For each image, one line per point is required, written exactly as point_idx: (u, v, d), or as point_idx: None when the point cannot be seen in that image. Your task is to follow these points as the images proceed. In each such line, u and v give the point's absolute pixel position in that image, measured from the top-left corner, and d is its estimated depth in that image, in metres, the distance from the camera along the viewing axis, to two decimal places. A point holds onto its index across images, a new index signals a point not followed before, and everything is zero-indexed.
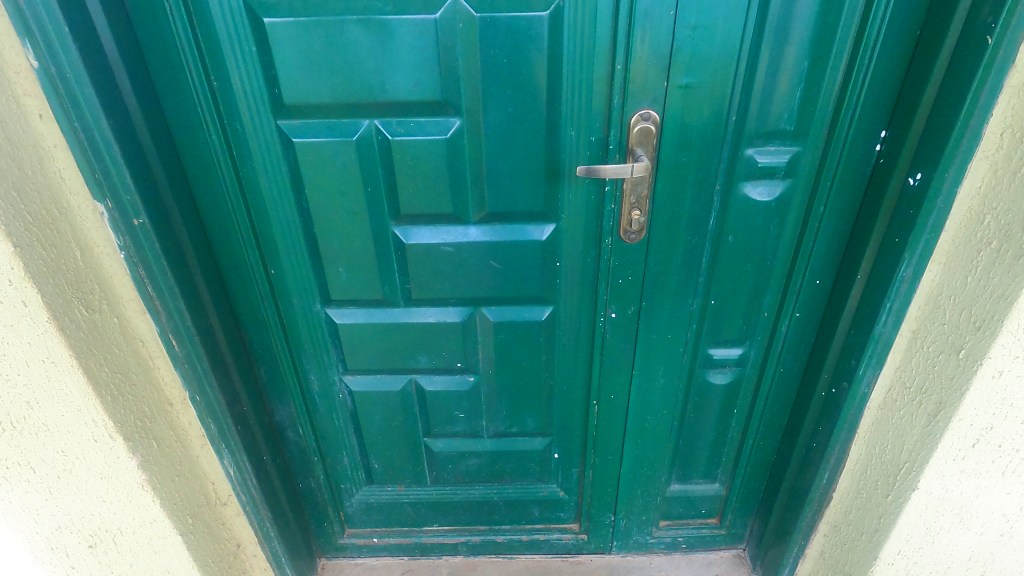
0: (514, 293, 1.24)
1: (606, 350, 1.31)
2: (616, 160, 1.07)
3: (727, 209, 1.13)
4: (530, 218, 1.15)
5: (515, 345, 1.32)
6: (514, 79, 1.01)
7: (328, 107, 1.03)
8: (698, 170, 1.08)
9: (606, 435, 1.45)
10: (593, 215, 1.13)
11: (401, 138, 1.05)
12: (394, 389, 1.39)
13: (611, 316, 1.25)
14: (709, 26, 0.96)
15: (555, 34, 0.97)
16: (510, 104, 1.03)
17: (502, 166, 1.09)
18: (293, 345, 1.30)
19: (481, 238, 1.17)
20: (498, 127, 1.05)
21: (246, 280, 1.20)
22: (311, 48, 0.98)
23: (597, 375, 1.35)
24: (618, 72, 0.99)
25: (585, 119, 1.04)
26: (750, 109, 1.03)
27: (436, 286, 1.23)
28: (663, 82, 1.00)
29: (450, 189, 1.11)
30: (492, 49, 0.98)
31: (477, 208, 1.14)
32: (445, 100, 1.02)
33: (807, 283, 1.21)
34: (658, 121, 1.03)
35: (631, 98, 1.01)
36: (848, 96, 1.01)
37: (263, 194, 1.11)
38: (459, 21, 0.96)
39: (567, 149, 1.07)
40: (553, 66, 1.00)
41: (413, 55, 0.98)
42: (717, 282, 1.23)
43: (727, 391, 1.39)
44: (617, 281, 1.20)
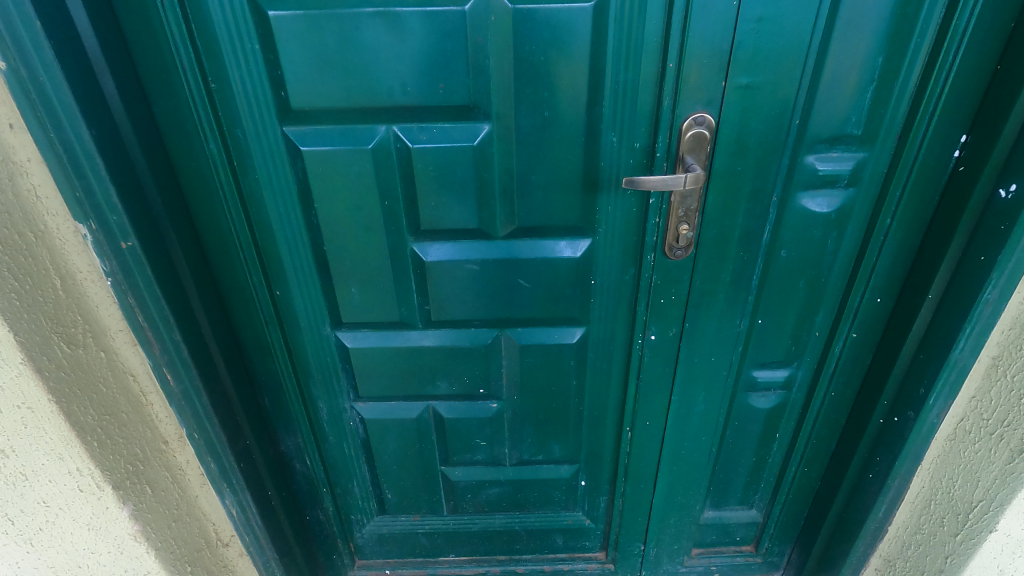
0: (544, 313, 1.13)
1: (642, 375, 1.20)
2: (664, 169, 0.95)
3: (783, 221, 1.02)
4: (564, 232, 1.04)
5: (543, 369, 1.21)
6: (551, 80, 0.89)
7: (341, 112, 0.91)
8: (754, 178, 0.97)
9: (639, 462, 1.34)
10: (634, 229, 1.02)
11: (423, 145, 0.94)
12: (410, 417, 1.28)
13: (650, 339, 1.14)
14: (775, 18, 0.85)
15: (598, 28, 0.86)
16: (546, 107, 0.92)
17: (534, 176, 0.98)
18: (301, 372, 1.19)
19: (509, 256, 1.06)
20: (531, 133, 0.94)
21: (249, 303, 1.09)
22: (323, 45, 0.86)
23: (631, 401, 1.24)
24: (669, 71, 0.88)
25: (629, 124, 0.92)
26: (815, 111, 0.92)
27: (459, 307, 1.12)
28: (721, 80, 0.89)
29: (477, 202, 1.00)
30: (528, 46, 0.86)
31: (506, 222, 1.02)
32: (473, 103, 0.91)
33: (868, 302, 1.10)
34: (712, 125, 0.91)
35: (683, 100, 0.90)
36: (927, 96, 0.90)
37: (267, 209, 0.99)
38: (491, 14, 0.84)
39: (608, 157, 0.96)
40: (595, 64, 0.88)
41: (438, 52, 0.86)
42: (766, 299, 1.12)
43: (770, 414, 1.29)
44: (658, 301, 1.09)
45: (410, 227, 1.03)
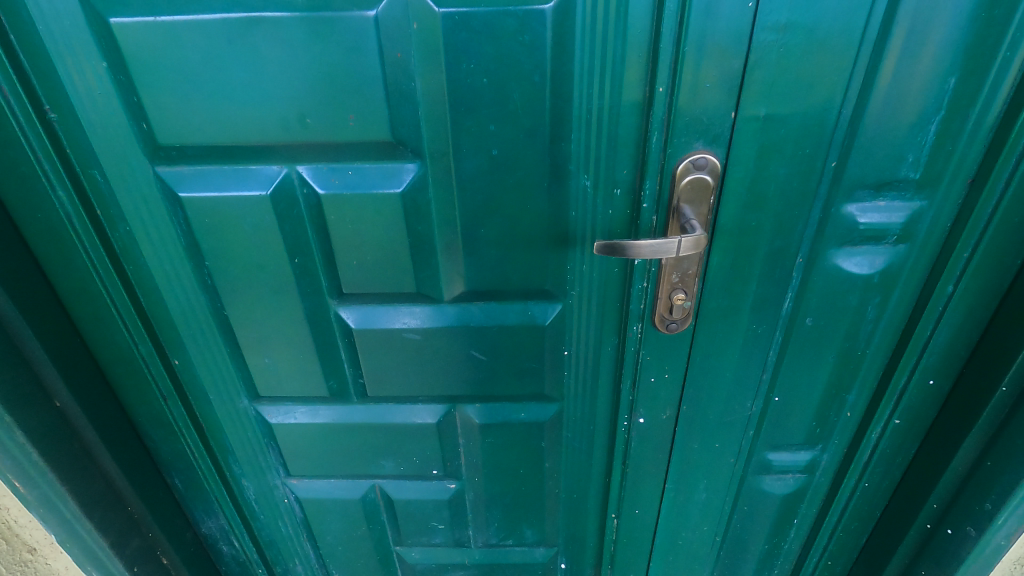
0: (506, 388, 0.91)
1: (629, 460, 0.98)
2: (653, 223, 0.72)
3: (809, 286, 0.79)
4: (527, 296, 0.81)
5: (508, 449, 0.99)
6: (500, 109, 0.67)
7: (226, 150, 0.69)
8: (774, 236, 0.73)
9: (628, 551, 1.12)
10: (615, 294, 0.80)
11: (336, 192, 0.72)
12: (353, 498, 1.07)
13: (638, 422, 0.92)
14: (809, 25, 0.60)
15: (560, 39, 0.63)
16: (495, 143, 0.69)
17: (485, 229, 0.75)
18: (218, 449, 0.99)
19: (458, 323, 0.84)
20: (477, 176, 0.72)
21: (140, 377, 0.88)
22: (188, 63, 0.64)
23: (617, 487, 1.02)
24: (658, 98, 0.65)
25: (606, 165, 0.70)
26: (858, 149, 0.68)
27: (400, 381, 0.90)
28: (730, 111, 0.65)
29: (413, 261, 0.78)
30: (464, 64, 0.65)
31: (453, 284, 0.81)
32: (398, 139, 0.69)
33: (917, 384, 0.87)
34: (718, 169, 0.68)
35: (678, 135, 0.66)
36: (1015, 131, 0.66)
37: (149, 266, 0.78)
38: (413, 21, 0.62)
39: (578, 206, 0.73)
40: (557, 88, 0.66)
41: (343, 71, 0.65)
42: (784, 376, 0.89)
43: (786, 501, 1.06)
44: (648, 379, 0.87)
45: (332, 287, 0.82)
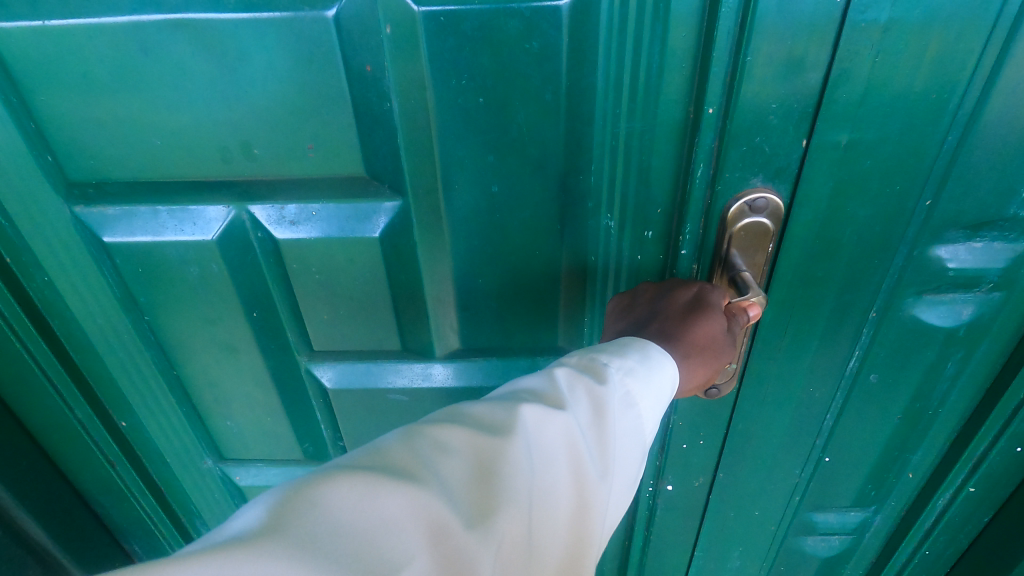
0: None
1: (652, 527, 0.84)
2: (693, 272, 0.58)
3: (877, 340, 0.65)
4: (532, 353, 0.68)
5: None
6: (499, 136, 0.54)
7: (155, 186, 0.58)
8: (843, 288, 0.59)
9: None
10: None
11: (297, 237, 0.59)
12: None
13: (665, 489, 0.79)
14: (909, 28, 0.44)
15: (577, 47, 0.50)
16: (494, 178, 0.56)
17: (483, 279, 0.62)
18: (183, 510, 0.87)
19: (452, 384, 0.70)
20: (471, 217, 0.58)
21: (78, 443, 0.75)
22: (96, 82, 0.52)
23: (637, 554, 0.89)
24: (707, 123, 0.50)
25: (635, 202, 0.56)
26: (959, 182, 0.52)
27: None
28: (801, 140, 0.50)
29: (397, 315, 0.65)
30: (453, 80, 0.51)
31: (449, 338, 0.67)
32: (373, 173, 0.56)
33: (1000, 452, 0.73)
34: (781, 211, 0.53)
35: (729, 170, 0.51)
36: None
37: (79, 318, 0.66)
38: (385, 22, 0.49)
39: (598, 250, 0.60)
40: (570, 108, 0.53)
41: (291, 90, 0.52)
42: (838, 439, 0.75)
43: (830, 563, 0.93)
44: (680, 446, 0.74)
45: (302, 342, 0.68)
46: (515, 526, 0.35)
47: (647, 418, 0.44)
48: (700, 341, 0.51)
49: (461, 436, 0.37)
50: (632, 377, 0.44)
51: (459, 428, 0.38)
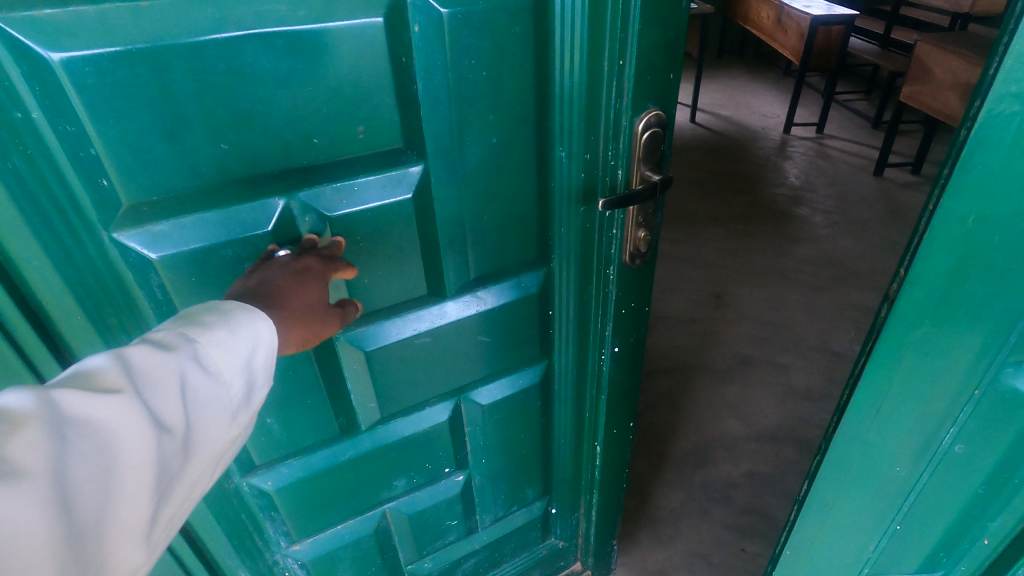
0: (503, 352, 1.23)
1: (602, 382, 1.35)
2: (619, 173, 1.05)
3: (979, 407, 0.69)
4: (517, 270, 1.14)
5: (511, 411, 1.34)
6: (496, 100, 0.93)
7: (265, 174, 0.82)
8: (950, 347, 0.68)
9: (606, 458, 1.49)
10: (584, 246, 1.13)
11: (343, 211, 0.89)
12: (381, 485, 1.28)
13: (614, 350, 1.29)
14: None
15: (540, 26, 0.91)
16: (494, 132, 0.96)
17: (486, 216, 1.03)
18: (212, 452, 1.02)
19: (460, 310, 1.11)
20: (480, 163, 0.97)
21: None
22: (234, 95, 0.75)
23: (592, 410, 1.40)
24: (619, 70, 0.94)
25: (574, 134, 1.00)
26: None
27: (422, 372, 1.15)
28: (668, 72, 0.97)
29: (425, 267, 1.03)
30: (465, 59, 0.87)
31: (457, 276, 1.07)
32: (405, 143, 0.90)
33: None
34: (663, 120, 1.00)
35: (636, 101, 0.97)
36: None
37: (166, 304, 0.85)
38: (413, 23, 0.80)
39: (560, 174, 1.04)
40: (533, 62, 0.93)
41: (369, 102, 0.84)
42: (918, 496, 0.78)
43: None
44: (620, 311, 1.23)
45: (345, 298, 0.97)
46: (143, 474, 0.52)
47: (217, 384, 0.60)
48: (251, 283, 0.73)
49: (76, 389, 0.50)
50: (214, 349, 0.60)
51: (84, 390, 0.50)
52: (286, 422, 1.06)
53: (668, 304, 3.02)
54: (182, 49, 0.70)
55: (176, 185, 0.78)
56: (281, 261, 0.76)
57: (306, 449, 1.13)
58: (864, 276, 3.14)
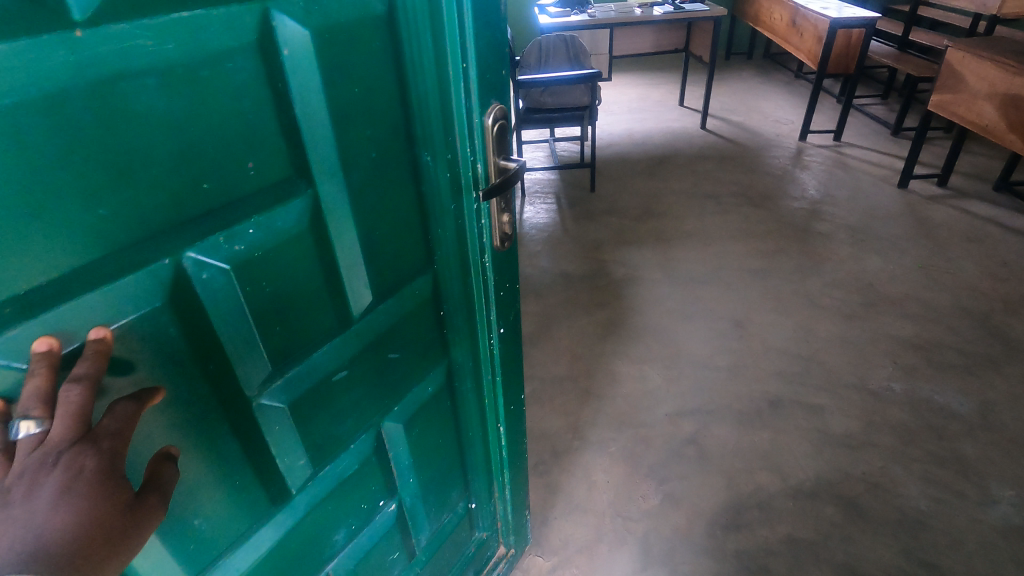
0: (410, 367, 1.15)
1: (500, 366, 1.34)
2: (479, 172, 1.03)
3: None
4: (415, 279, 1.08)
5: (426, 423, 1.27)
6: (370, 113, 0.86)
7: (153, 236, 0.65)
8: None
9: (512, 435, 1.50)
10: (463, 243, 1.11)
11: (240, 256, 0.74)
12: (322, 546, 1.11)
13: (501, 332, 1.28)
14: None
15: (394, 31, 0.84)
16: (374, 147, 0.88)
17: (378, 233, 0.95)
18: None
19: (368, 333, 1.01)
20: (366, 180, 0.89)
21: None
22: (107, 146, 0.58)
23: (490, 394, 1.39)
24: (465, 71, 0.92)
25: (431, 138, 0.97)
26: None
27: (346, 412, 1.02)
28: (501, 64, 0.98)
29: (330, 299, 0.91)
30: (337, 75, 0.78)
31: (363, 297, 0.96)
32: (297, 170, 0.78)
33: None
34: (503, 111, 1.01)
35: (483, 96, 0.97)
36: None
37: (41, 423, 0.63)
38: (283, 46, 0.70)
39: (430, 178, 1.00)
40: (392, 66, 0.87)
41: (254, 129, 0.71)
42: None
43: None
44: (500, 295, 1.22)
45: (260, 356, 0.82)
46: None
47: None
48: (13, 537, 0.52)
49: None
50: None
51: None
52: (217, 517, 0.87)
53: (685, 335, 2.81)
54: (30, 101, 0.52)
55: (40, 277, 0.58)
56: (44, 472, 0.56)
57: (241, 540, 0.93)
58: (895, 302, 2.94)
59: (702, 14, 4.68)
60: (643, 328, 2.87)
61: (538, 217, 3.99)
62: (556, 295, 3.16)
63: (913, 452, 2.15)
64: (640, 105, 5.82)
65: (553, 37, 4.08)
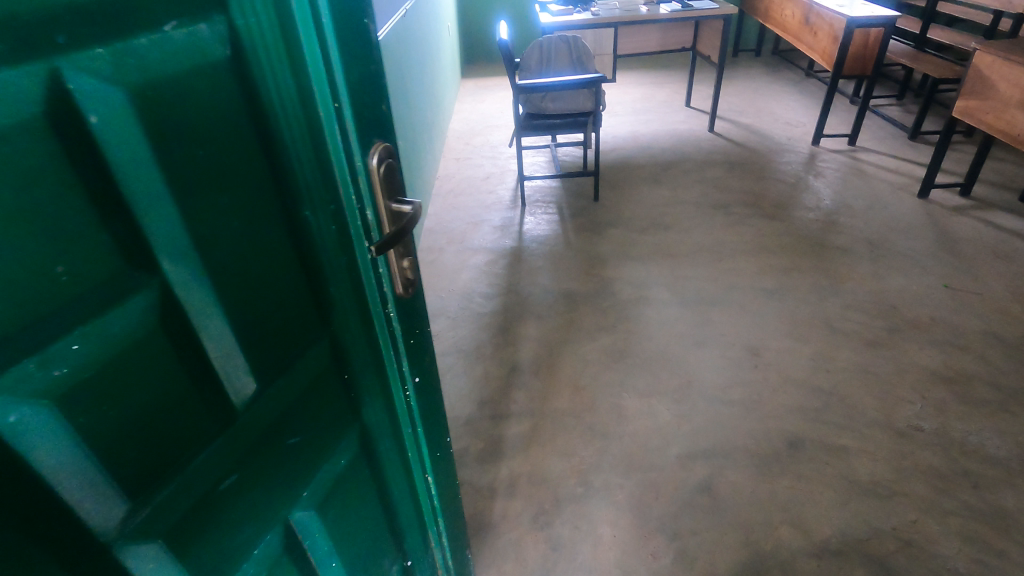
0: (315, 448, 0.96)
1: (419, 415, 1.19)
2: (370, 217, 0.87)
3: None
4: (310, 351, 0.89)
5: (344, 501, 1.08)
6: (225, 174, 0.68)
7: None
8: None
9: (441, 477, 1.36)
10: (362, 302, 0.94)
11: (61, 387, 0.55)
12: None
13: (415, 382, 1.13)
14: None
15: (243, 74, 0.67)
16: (235, 212, 0.71)
17: (253, 309, 0.77)
18: None
19: (257, 425, 0.82)
20: (229, 254, 0.71)
21: None
22: None
23: (412, 446, 1.23)
24: (338, 111, 0.77)
25: (307, 191, 0.79)
26: None
27: (238, 521, 0.83)
28: (378, 98, 0.84)
29: (203, 404, 0.72)
30: (172, 139, 0.61)
31: (246, 387, 0.79)
32: (135, 262, 0.60)
33: None
34: (388, 149, 0.87)
35: (363, 135, 0.82)
36: None
37: None
38: (89, 113, 0.52)
39: (313, 236, 0.83)
40: (244, 112, 0.69)
41: (62, 223, 0.53)
42: None
43: None
44: (410, 343, 1.07)
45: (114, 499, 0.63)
46: None
47: None
48: None
49: None
50: None
51: None
52: None
53: (695, 364, 2.62)
54: None
55: None
56: None
57: None
58: (920, 327, 2.74)
59: (710, 13, 4.45)
60: (650, 355, 2.68)
61: (538, 229, 3.79)
62: (557, 317, 2.97)
63: (948, 504, 1.97)
64: (645, 105, 5.61)
65: (553, 38, 3.86)
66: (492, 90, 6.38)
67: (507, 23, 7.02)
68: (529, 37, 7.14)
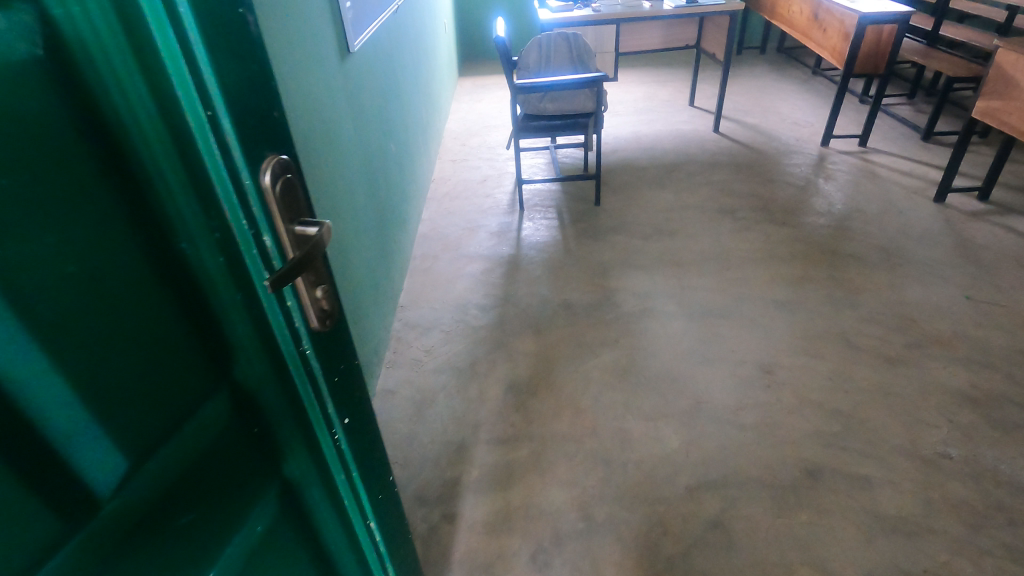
0: (217, 520, 0.78)
1: (353, 458, 1.02)
2: (267, 244, 0.73)
3: None
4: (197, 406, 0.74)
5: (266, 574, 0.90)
6: (60, 210, 0.55)
7: None
8: None
9: (388, 519, 1.21)
10: (268, 344, 0.80)
11: None
12: None
13: (345, 423, 0.97)
14: None
15: (74, 81, 0.55)
16: (73, 256, 0.56)
17: (111, 371, 0.62)
18: None
19: (121, 502, 0.65)
20: (71, 308, 0.57)
21: None
22: None
23: (350, 493, 1.04)
24: (213, 123, 0.63)
25: (181, 219, 0.66)
26: None
27: None
28: (272, 106, 0.71)
29: (47, 497, 0.58)
30: None
31: (115, 466, 0.64)
32: None
33: None
34: (285, 162, 0.73)
35: (252, 151, 0.69)
36: None
37: None
38: None
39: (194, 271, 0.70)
40: (74, 124, 0.55)
41: None
42: None
43: None
44: (334, 381, 0.92)
45: None
46: None
47: None
48: None
49: None
50: None
51: None
52: None
53: (703, 383, 2.46)
54: None
55: None
56: None
57: None
58: (943, 343, 2.58)
59: (716, 10, 4.28)
60: (656, 373, 2.52)
61: (537, 235, 3.62)
62: (557, 331, 2.81)
63: (981, 543, 1.81)
64: (647, 105, 5.43)
65: (553, 35, 3.69)
66: (491, 88, 6.21)
67: (506, 21, 6.84)
68: (529, 35, 6.97)
